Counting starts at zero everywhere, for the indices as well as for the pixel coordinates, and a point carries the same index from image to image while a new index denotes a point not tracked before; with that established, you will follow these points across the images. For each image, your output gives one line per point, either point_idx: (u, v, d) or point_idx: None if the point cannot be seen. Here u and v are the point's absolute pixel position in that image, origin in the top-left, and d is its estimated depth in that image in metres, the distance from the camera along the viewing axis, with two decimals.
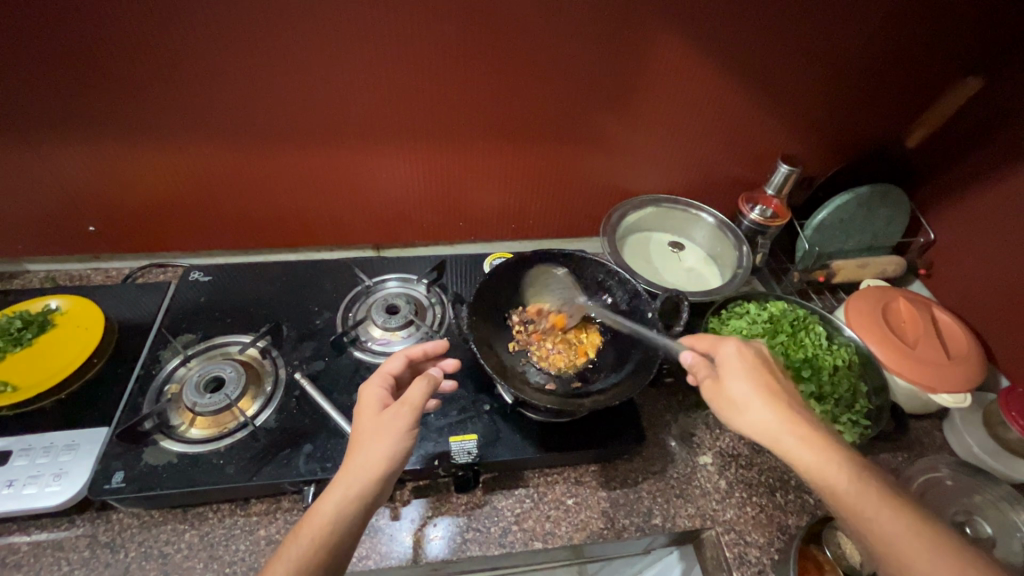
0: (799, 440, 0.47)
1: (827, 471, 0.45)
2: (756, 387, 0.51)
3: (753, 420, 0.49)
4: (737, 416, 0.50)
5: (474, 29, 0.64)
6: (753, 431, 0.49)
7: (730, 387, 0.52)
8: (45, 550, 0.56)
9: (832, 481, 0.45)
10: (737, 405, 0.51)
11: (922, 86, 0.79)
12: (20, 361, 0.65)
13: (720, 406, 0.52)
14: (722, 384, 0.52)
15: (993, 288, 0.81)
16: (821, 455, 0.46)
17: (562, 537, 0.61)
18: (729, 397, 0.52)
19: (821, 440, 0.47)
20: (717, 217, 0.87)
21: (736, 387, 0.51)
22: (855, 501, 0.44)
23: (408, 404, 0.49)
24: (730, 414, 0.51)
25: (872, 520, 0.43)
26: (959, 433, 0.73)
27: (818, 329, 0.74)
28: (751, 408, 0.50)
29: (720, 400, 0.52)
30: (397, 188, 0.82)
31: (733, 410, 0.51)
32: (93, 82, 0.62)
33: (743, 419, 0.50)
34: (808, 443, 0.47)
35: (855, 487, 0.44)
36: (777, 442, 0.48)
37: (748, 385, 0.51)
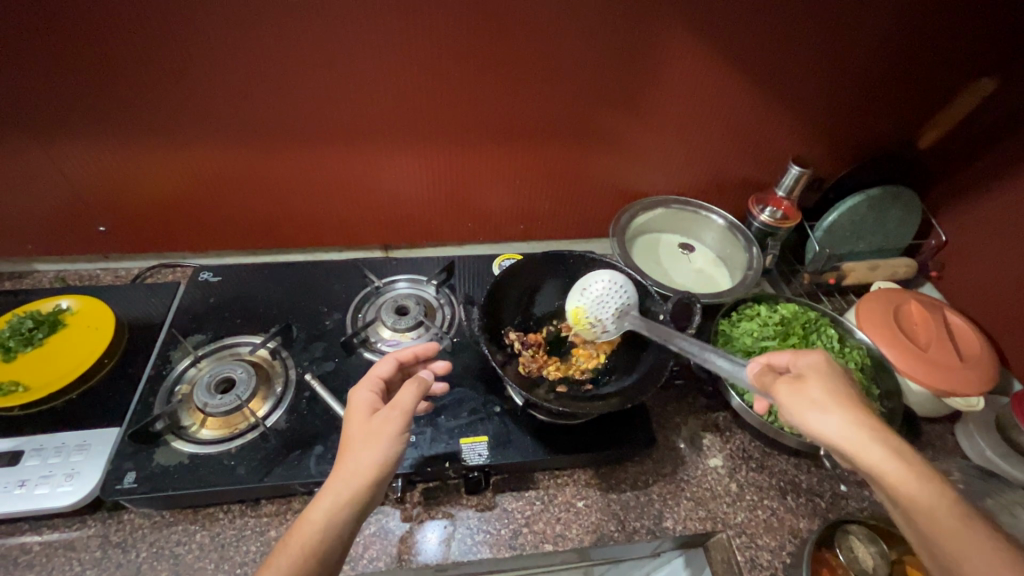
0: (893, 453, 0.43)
1: (924, 489, 0.41)
2: (843, 394, 0.47)
3: (841, 425, 0.45)
4: (820, 417, 0.46)
5: (485, 30, 0.64)
6: (839, 436, 0.45)
7: (814, 390, 0.47)
8: (57, 550, 0.56)
9: (929, 502, 0.41)
10: (824, 407, 0.46)
11: (934, 88, 0.79)
12: (31, 361, 0.66)
13: (798, 406, 0.47)
14: (802, 387, 0.48)
15: (1006, 291, 0.80)
16: (918, 473, 0.42)
17: (572, 540, 0.61)
18: (813, 398, 0.47)
19: (917, 458, 0.43)
20: (727, 218, 0.87)
21: (820, 390, 0.47)
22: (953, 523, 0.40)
23: (397, 409, 0.49)
24: (810, 415, 0.46)
25: (965, 548, 0.39)
26: (971, 437, 0.72)
27: (830, 332, 0.74)
28: (840, 413, 0.45)
29: (801, 400, 0.47)
30: (406, 188, 0.82)
31: (817, 411, 0.46)
32: (105, 83, 0.63)
33: (831, 423, 0.45)
34: (904, 459, 0.43)
35: (951, 510, 0.41)
36: (867, 451, 0.43)
37: (836, 392, 0.47)
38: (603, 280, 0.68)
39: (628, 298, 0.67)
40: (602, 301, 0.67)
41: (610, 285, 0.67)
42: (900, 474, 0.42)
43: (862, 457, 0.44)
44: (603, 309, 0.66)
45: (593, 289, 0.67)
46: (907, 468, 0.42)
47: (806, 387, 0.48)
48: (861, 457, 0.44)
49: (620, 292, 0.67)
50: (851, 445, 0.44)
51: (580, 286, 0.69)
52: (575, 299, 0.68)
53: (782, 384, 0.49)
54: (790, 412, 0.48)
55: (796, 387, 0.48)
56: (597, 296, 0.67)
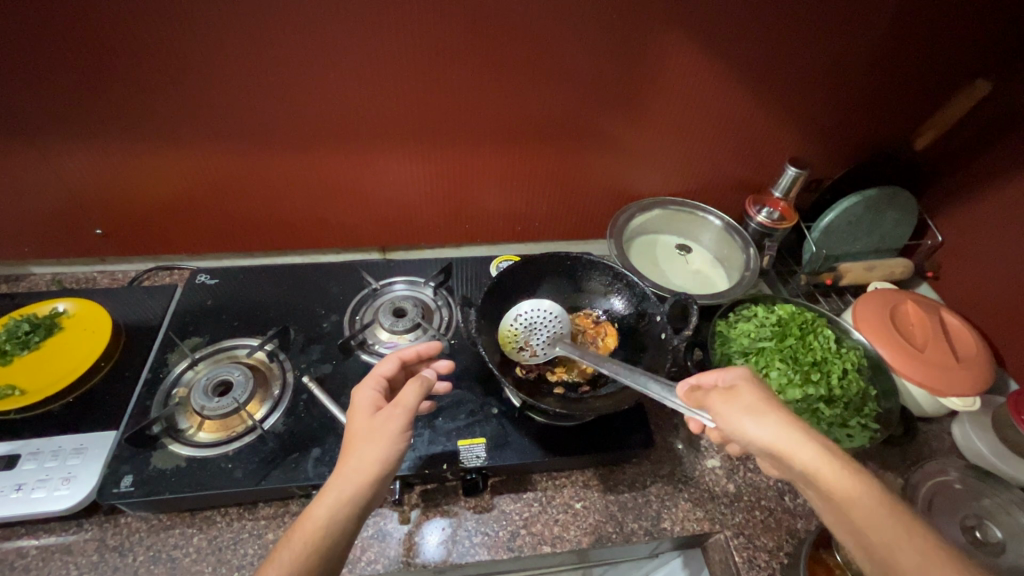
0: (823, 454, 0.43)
1: (856, 486, 0.41)
2: (771, 402, 0.48)
3: (774, 428, 0.45)
4: (752, 422, 0.46)
5: (482, 31, 0.63)
6: (772, 440, 0.45)
7: (744, 397, 0.48)
8: (54, 554, 0.56)
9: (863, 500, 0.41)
10: (755, 413, 0.47)
11: (931, 88, 0.79)
12: (27, 364, 0.66)
13: (732, 414, 0.48)
14: (731, 396, 0.49)
15: (1002, 291, 0.81)
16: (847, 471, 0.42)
17: (570, 541, 0.61)
18: (745, 405, 0.48)
19: (847, 458, 0.44)
20: (725, 219, 0.87)
21: (751, 397, 0.48)
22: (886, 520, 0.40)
23: (401, 406, 0.49)
24: (744, 421, 0.47)
25: (898, 543, 0.40)
26: (969, 437, 0.72)
27: (827, 332, 0.74)
28: (771, 417, 0.46)
29: (735, 407, 0.48)
30: (404, 190, 0.82)
31: (751, 417, 0.47)
32: (100, 85, 0.62)
33: (763, 427, 0.45)
34: (836, 459, 0.43)
35: (883, 507, 0.41)
36: (799, 454, 0.43)
37: (766, 400, 0.48)
38: (541, 307, 0.68)
39: (559, 327, 0.68)
40: (534, 328, 0.68)
41: (547, 314, 0.68)
42: (832, 474, 0.42)
43: (794, 460, 0.43)
44: (533, 335, 0.67)
45: (527, 315, 0.68)
46: (841, 469, 0.42)
47: (737, 397, 0.49)
48: (793, 459, 0.43)
49: (555, 320, 0.68)
50: (782, 447, 0.44)
51: (516, 307, 0.69)
52: (508, 319, 0.68)
53: (716, 395, 0.50)
54: (724, 420, 0.48)
55: (728, 396, 0.49)
56: (531, 322, 0.68)
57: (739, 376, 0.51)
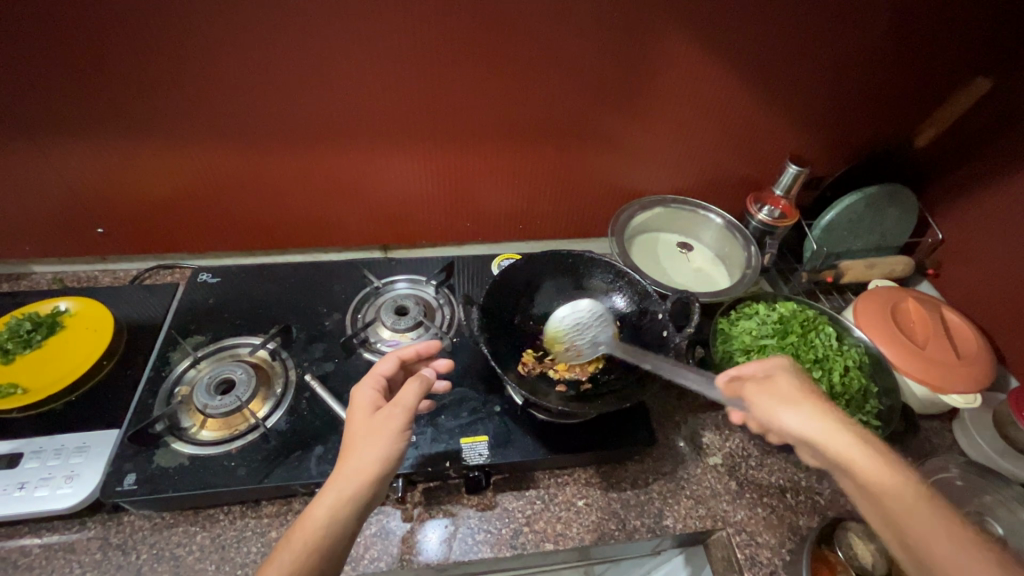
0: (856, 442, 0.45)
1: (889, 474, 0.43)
2: (808, 393, 0.50)
3: (808, 418, 0.48)
4: (786, 412, 0.49)
5: (483, 29, 0.64)
6: (805, 428, 0.47)
7: (781, 387, 0.51)
8: (57, 552, 0.56)
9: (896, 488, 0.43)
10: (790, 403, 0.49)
11: (931, 86, 0.79)
12: (29, 363, 0.65)
13: (768, 404, 0.50)
14: (769, 386, 0.51)
15: (1002, 289, 0.81)
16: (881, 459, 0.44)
17: (573, 539, 0.61)
18: (781, 396, 0.50)
19: (882, 447, 0.45)
20: (726, 218, 0.87)
21: (788, 387, 0.50)
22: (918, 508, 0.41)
23: (400, 406, 0.49)
24: (779, 410, 0.49)
25: (932, 531, 0.41)
26: (970, 434, 0.73)
27: (828, 330, 0.74)
28: (806, 407, 0.48)
29: (770, 397, 0.50)
30: (405, 188, 0.82)
31: (785, 407, 0.49)
32: (102, 83, 0.62)
33: (797, 417, 0.48)
34: (871, 448, 0.45)
35: (917, 496, 0.42)
36: (833, 441, 0.46)
37: (803, 390, 0.50)
38: (588, 306, 0.69)
39: (606, 325, 0.68)
40: (581, 329, 0.68)
41: (592, 314, 0.69)
42: (864, 462, 0.44)
43: (828, 448, 0.46)
44: (579, 336, 0.68)
45: (572, 316, 0.69)
46: (874, 458, 0.44)
47: (774, 386, 0.51)
48: (827, 447, 0.46)
49: (601, 318, 0.68)
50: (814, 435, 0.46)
51: (562, 308, 0.70)
52: (554, 321, 0.69)
53: (753, 385, 0.52)
54: (760, 410, 0.51)
55: (765, 386, 0.51)
56: (578, 323, 0.69)
57: (778, 367, 0.53)
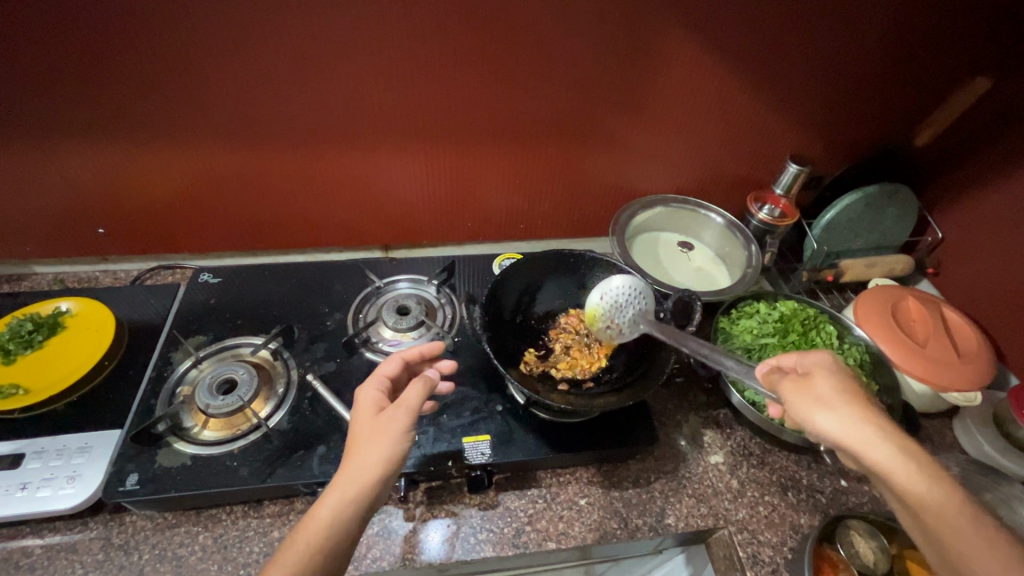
0: (901, 454, 0.42)
1: (933, 490, 0.41)
2: (850, 396, 0.45)
3: (850, 424, 0.43)
4: (824, 415, 0.44)
5: (484, 29, 0.64)
6: (847, 435, 0.43)
7: (819, 387, 0.46)
8: (59, 553, 0.56)
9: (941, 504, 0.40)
10: (831, 407, 0.44)
11: (930, 85, 0.79)
12: (31, 363, 0.65)
13: (804, 405, 0.46)
14: (807, 385, 0.47)
15: (1002, 287, 0.81)
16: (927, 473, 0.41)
17: (575, 538, 0.61)
18: (819, 396, 0.46)
19: (927, 459, 0.42)
20: (726, 217, 0.87)
21: (827, 387, 0.46)
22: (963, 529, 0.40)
23: (404, 407, 0.49)
24: (816, 413, 0.45)
25: (975, 551, 0.39)
26: (970, 432, 0.73)
27: (830, 328, 0.74)
28: (849, 412, 0.44)
29: (807, 398, 0.46)
30: (406, 188, 0.82)
31: (822, 410, 0.45)
32: (103, 84, 0.62)
33: (840, 424, 0.43)
34: (915, 461, 0.41)
35: (962, 514, 0.40)
36: (874, 453, 0.42)
37: (844, 392, 0.45)
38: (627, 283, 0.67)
39: (645, 303, 0.66)
40: (620, 306, 0.66)
41: (630, 291, 0.66)
42: (907, 476, 0.41)
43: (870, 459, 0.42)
44: (619, 314, 0.66)
45: (611, 294, 0.66)
46: (918, 472, 0.41)
47: (811, 386, 0.46)
48: (869, 457, 0.42)
49: (640, 296, 0.67)
50: (854, 443, 0.43)
51: (603, 285, 0.67)
52: (594, 298, 0.67)
53: (789, 386, 0.47)
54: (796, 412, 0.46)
55: (802, 385, 0.47)
56: (618, 301, 0.66)
57: (816, 364, 0.49)
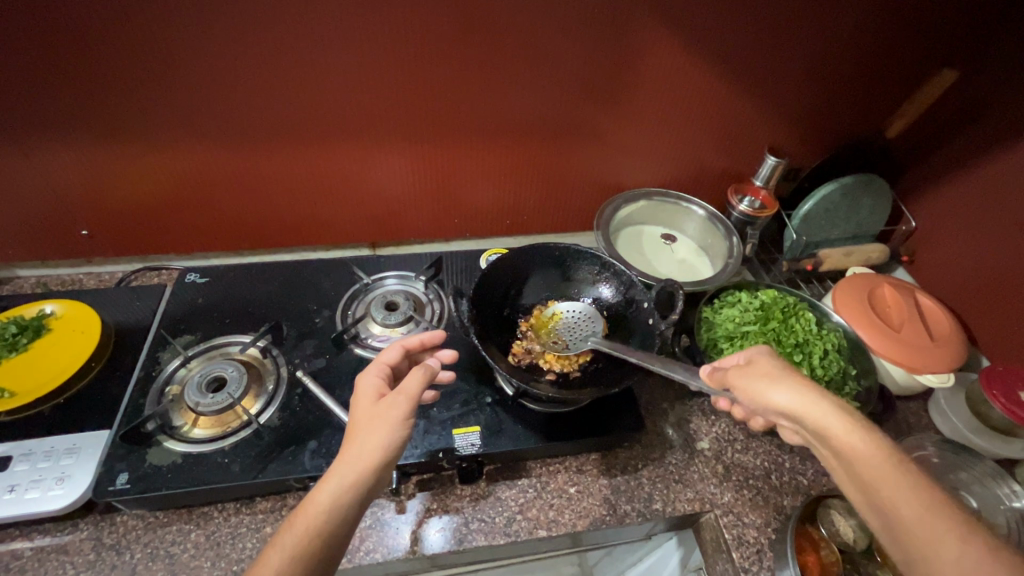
0: (840, 413, 0.44)
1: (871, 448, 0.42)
2: (791, 371, 0.49)
3: (793, 392, 0.47)
4: (770, 388, 0.48)
5: (466, 27, 0.65)
6: (791, 403, 0.46)
7: (764, 367, 0.50)
8: (49, 554, 0.56)
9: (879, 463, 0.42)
10: (776, 380, 0.48)
11: (900, 78, 0.82)
12: (15, 367, 0.65)
13: (751, 382, 0.49)
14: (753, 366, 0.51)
15: (971, 273, 0.84)
16: (865, 435, 0.43)
17: (566, 525, 0.63)
18: (765, 374, 0.49)
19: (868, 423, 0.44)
20: (708, 209, 0.89)
21: (771, 367, 0.50)
22: (891, 475, 0.41)
23: (403, 394, 0.49)
24: (763, 388, 0.48)
25: (910, 505, 0.40)
26: (945, 414, 0.75)
27: (807, 315, 0.76)
28: (790, 383, 0.48)
29: (752, 376, 0.50)
30: (392, 185, 0.83)
31: (768, 384, 0.48)
32: (84, 84, 0.62)
33: (784, 394, 0.47)
34: (854, 423, 0.44)
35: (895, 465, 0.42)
36: (816, 415, 0.45)
37: (787, 370, 0.50)
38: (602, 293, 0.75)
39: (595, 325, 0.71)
40: (571, 327, 0.71)
41: (582, 315, 0.72)
42: (848, 436, 0.43)
43: (813, 420, 0.45)
44: (570, 333, 0.71)
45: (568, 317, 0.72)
46: (858, 433, 0.43)
47: (757, 367, 0.51)
48: (813, 421, 0.45)
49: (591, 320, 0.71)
50: (799, 409, 0.46)
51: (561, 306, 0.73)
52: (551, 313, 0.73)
53: (735, 370, 0.52)
54: (743, 392, 0.50)
55: (747, 368, 0.51)
56: (571, 321, 0.72)
57: (757, 352, 0.53)
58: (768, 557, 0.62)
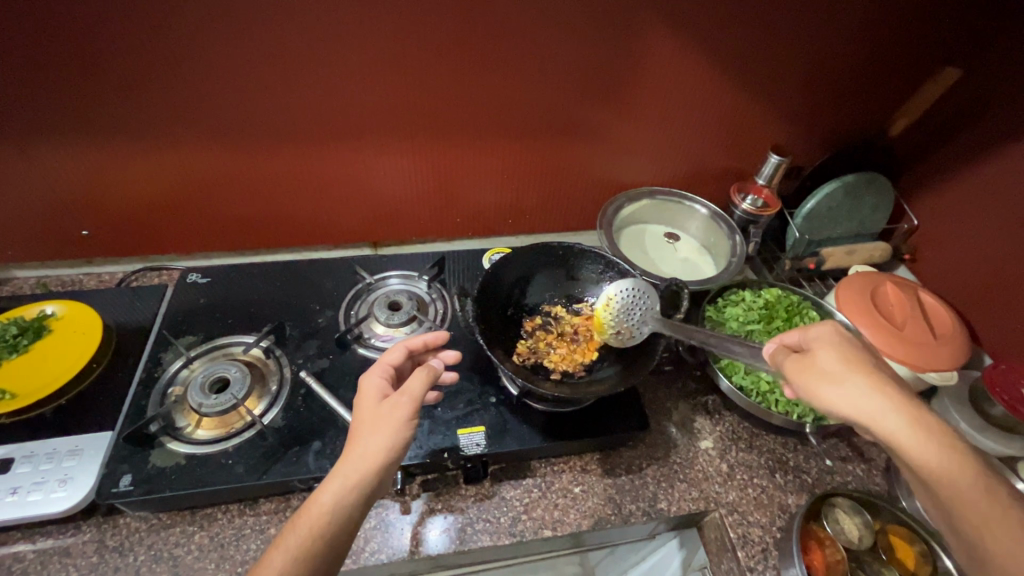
0: (910, 422, 0.43)
1: (943, 458, 0.42)
2: (854, 367, 0.46)
3: (857, 399, 0.44)
4: (832, 391, 0.45)
5: (470, 26, 0.65)
6: (854, 411, 0.44)
7: (825, 363, 0.47)
8: (52, 557, 0.55)
9: (951, 473, 0.41)
10: (839, 383, 0.45)
11: (902, 76, 0.82)
12: (17, 368, 0.64)
13: (811, 383, 0.46)
14: (813, 360, 0.47)
15: (973, 272, 0.84)
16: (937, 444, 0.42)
17: (571, 524, 0.63)
18: (826, 372, 0.46)
19: (939, 429, 0.43)
20: (711, 207, 0.89)
21: (833, 362, 0.46)
22: (966, 489, 0.41)
23: (406, 395, 0.49)
24: (823, 391, 0.45)
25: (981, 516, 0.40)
26: (948, 411, 0.75)
27: (811, 314, 0.79)
28: (855, 383, 0.45)
29: (813, 376, 0.46)
30: (395, 184, 0.83)
31: (831, 387, 0.45)
32: (85, 83, 0.62)
33: (847, 400, 0.44)
34: (925, 435, 0.42)
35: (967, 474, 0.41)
36: (884, 424, 0.43)
37: (850, 365, 0.46)
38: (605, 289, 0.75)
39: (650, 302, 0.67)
40: (629, 308, 0.68)
41: (638, 292, 0.68)
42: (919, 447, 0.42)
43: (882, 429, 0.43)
44: (628, 317, 0.68)
45: (626, 297, 0.68)
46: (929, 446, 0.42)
47: (817, 362, 0.47)
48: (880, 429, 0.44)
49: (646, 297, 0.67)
50: (865, 417, 0.44)
51: (617, 285, 0.68)
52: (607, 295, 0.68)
53: (793, 364, 0.48)
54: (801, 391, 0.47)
55: (806, 363, 0.47)
56: (628, 302, 0.68)
57: (818, 337, 0.49)
58: (773, 556, 0.62)
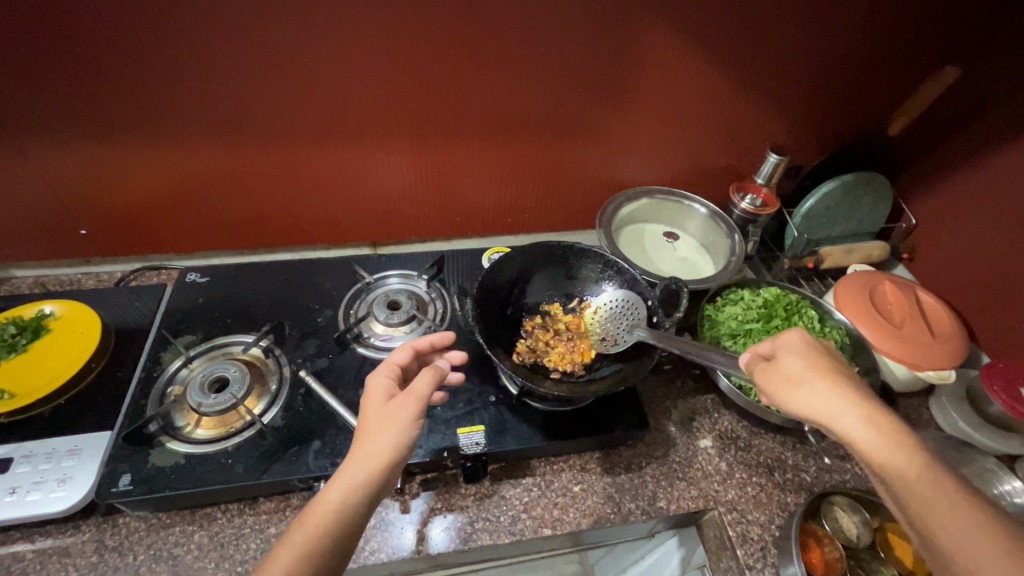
0: (870, 424, 0.43)
1: (905, 460, 0.41)
2: (817, 371, 0.47)
3: (816, 401, 0.45)
4: (794, 394, 0.46)
5: (470, 26, 0.65)
6: (815, 413, 0.45)
7: (790, 368, 0.48)
8: (51, 557, 0.55)
9: (913, 477, 0.41)
10: (801, 386, 0.46)
11: (901, 76, 0.83)
12: (15, 368, 0.64)
13: (776, 387, 0.48)
14: (780, 364, 0.49)
15: (971, 271, 0.84)
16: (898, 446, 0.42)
17: (570, 523, 0.63)
18: (790, 376, 0.47)
19: (901, 432, 0.42)
20: (710, 207, 0.89)
21: (797, 367, 0.47)
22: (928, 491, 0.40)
23: (413, 395, 0.49)
24: (786, 394, 0.47)
25: (947, 521, 0.39)
26: (945, 410, 0.76)
27: (811, 313, 0.78)
28: (815, 387, 0.46)
29: (776, 380, 0.48)
30: (394, 184, 0.82)
31: (793, 390, 0.46)
32: (84, 81, 0.61)
33: (807, 402, 0.45)
34: (885, 437, 0.42)
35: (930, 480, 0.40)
36: (843, 426, 0.44)
37: (814, 369, 0.47)
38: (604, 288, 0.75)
39: (637, 313, 0.69)
40: (614, 318, 0.70)
41: (625, 304, 0.70)
42: (878, 449, 0.42)
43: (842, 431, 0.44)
44: (614, 326, 0.69)
45: (612, 308, 0.71)
46: (889, 449, 0.42)
47: (783, 366, 0.48)
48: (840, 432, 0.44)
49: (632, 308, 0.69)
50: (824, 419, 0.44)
51: (604, 297, 0.72)
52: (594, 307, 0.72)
53: (762, 369, 0.50)
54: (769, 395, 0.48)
55: (772, 367, 0.49)
56: (615, 313, 0.70)
57: (786, 342, 0.50)
58: (771, 554, 0.62)
